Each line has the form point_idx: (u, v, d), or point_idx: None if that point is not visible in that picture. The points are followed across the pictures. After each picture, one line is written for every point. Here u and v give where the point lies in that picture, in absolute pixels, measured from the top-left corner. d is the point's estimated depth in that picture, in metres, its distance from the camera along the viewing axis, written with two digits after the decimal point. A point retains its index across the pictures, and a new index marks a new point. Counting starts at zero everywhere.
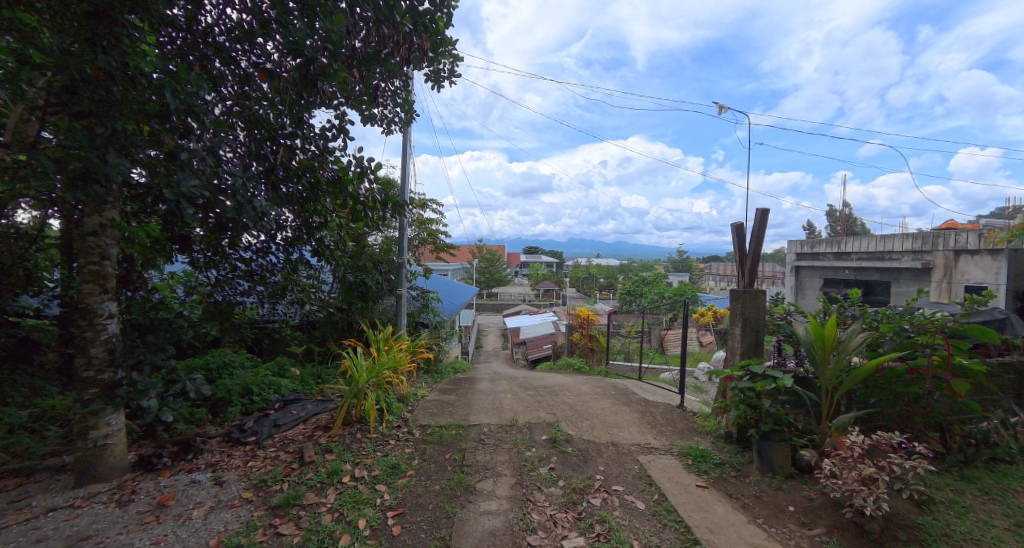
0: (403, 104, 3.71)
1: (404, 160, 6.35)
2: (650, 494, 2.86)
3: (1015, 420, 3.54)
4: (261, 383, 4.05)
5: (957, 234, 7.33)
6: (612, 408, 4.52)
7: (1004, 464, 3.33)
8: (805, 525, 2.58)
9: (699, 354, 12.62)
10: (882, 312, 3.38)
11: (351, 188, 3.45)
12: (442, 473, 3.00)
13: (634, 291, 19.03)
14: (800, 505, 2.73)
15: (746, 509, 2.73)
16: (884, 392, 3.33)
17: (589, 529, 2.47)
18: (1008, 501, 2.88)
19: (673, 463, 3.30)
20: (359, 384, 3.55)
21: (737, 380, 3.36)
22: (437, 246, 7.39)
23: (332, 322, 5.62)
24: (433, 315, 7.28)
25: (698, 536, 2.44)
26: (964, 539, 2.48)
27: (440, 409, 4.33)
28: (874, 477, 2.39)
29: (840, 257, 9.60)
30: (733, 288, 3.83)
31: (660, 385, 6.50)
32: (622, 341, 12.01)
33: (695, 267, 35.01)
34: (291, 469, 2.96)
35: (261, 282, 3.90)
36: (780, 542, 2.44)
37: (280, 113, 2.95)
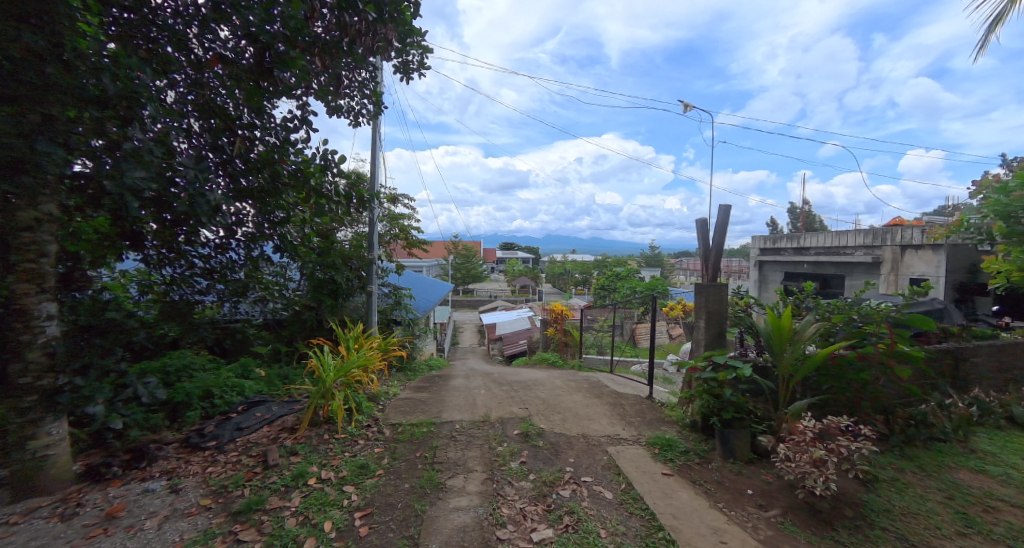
0: (371, 95, 3.64)
1: (371, 154, 6.22)
2: (618, 484, 2.97)
3: (950, 402, 3.81)
4: (223, 385, 3.95)
5: (903, 230, 7.77)
6: (583, 401, 4.64)
7: (940, 443, 3.59)
8: (763, 507, 2.72)
9: (670, 346, 13.04)
10: (833, 303, 3.65)
11: (314, 181, 3.40)
12: (412, 472, 3.01)
13: (608, 286, 19.31)
14: (759, 489, 2.89)
15: (708, 494, 2.87)
16: (836, 379, 3.53)
17: (557, 521, 2.53)
18: (940, 476, 3.13)
19: (641, 453, 3.42)
20: (326, 384, 3.52)
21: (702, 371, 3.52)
22: (409, 243, 7.30)
23: (300, 320, 5.49)
24: (405, 312, 7.20)
25: (663, 522, 2.54)
26: (903, 512, 2.69)
27: (412, 407, 4.33)
28: (824, 459, 2.56)
29: (800, 252, 10.02)
30: (698, 281, 3.98)
31: (632, 377, 6.67)
32: (596, 335, 12.24)
33: (666, 262, 35.83)
34: (253, 473, 2.92)
35: (221, 281, 3.80)
36: (739, 524, 2.57)
37: (236, 103, 2.96)
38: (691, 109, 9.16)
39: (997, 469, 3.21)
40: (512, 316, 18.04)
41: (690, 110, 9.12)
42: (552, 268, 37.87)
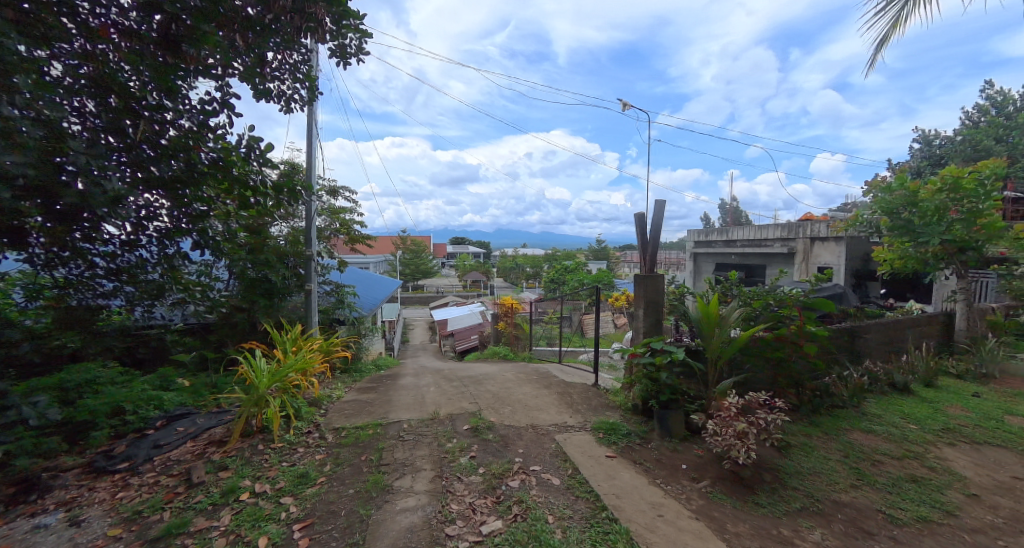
0: (302, 80, 3.56)
1: (306, 147, 6.01)
2: (565, 470, 3.08)
3: (847, 374, 4.39)
4: (137, 399, 3.73)
5: (811, 225, 8.70)
6: (533, 392, 4.86)
7: (839, 409, 4.13)
8: (695, 479, 2.96)
9: (616, 335, 13.68)
10: (753, 290, 4.12)
11: (236, 171, 3.30)
12: (357, 477, 2.96)
13: (557, 279, 19.77)
14: (692, 463, 3.15)
15: (647, 472, 3.05)
16: (755, 358, 3.95)
17: (507, 512, 2.56)
18: (840, 438, 3.60)
19: (587, 438, 3.60)
20: (259, 391, 3.45)
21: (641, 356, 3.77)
22: (351, 239, 7.15)
23: (230, 323, 5.26)
24: (350, 312, 7.02)
25: (606, 502, 2.64)
26: (809, 472, 3.09)
27: (357, 410, 4.32)
28: (747, 431, 2.85)
29: (729, 245, 10.88)
30: (636, 273, 4.28)
31: (579, 366, 7.02)
32: (546, 327, 12.61)
33: (613, 255, 37.23)
34: (174, 494, 2.78)
35: (129, 281, 3.64)
36: (675, 496, 2.76)
37: (143, 82, 2.76)
38: (629, 110, 9.60)
39: (882, 427, 3.72)
40: (464, 310, 18.06)
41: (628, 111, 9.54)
42: (503, 261, 38.13)
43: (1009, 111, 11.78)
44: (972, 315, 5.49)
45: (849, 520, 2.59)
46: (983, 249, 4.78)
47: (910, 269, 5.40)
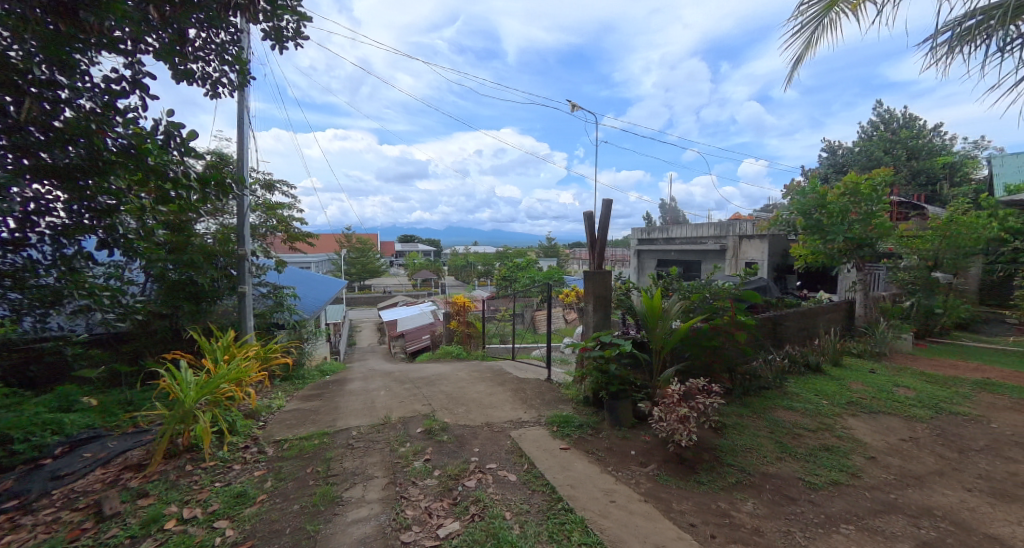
0: (231, 62, 3.39)
1: (237, 136, 5.59)
2: (521, 465, 3.12)
3: (770, 358, 4.88)
4: (32, 424, 3.17)
5: (739, 224, 9.54)
6: (487, 390, 4.99)
7: (765, 390, 4.58)
8: (644, 464, 3.09)
9: (566, 331, 14.10)
10: (692, 285, 4.48)
11: (151, 161, 3.09)
12: (302, 490, 2.78)
13: (509, 277, 19.96)
14: (640, 448, 3.31)
15: (599, 461, 3.16)
16: (694, 347, 4.21)
17: (464, 512, 2.50)
18: (767, 415, 3.97)
19: (542, 432, 3.73)
20: (186, 406, 3.19)
21: (591, 350, 4.04)
22: (290, 237, 6.84)
23: (148, 332, 5.02)
24: (290, 315, 6.82)
25: (562, 493, 2.68)
26: (745, 447, 3.32)
27: (300, 419, 4.22)
28: (688, 415, 2.98)
29: (669, 242, 11.57)
30: (586, 269, 4.51)
31: (530, 362, 7.26)
32: (499, 325, 12.79)
33: (562, 252, 38.11)
34: (81, 531, 2.39)
35: (19, 289, 3.23)
36: (626, 481, 2.86)
37: (32, 57, 2.56)
38: (576, 110, 9.88)
39: (800, 405, 4.16)
40: (414, 311, 17.81)
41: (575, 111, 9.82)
42: (454, 259, 37.93)
43: (902, 122, 13.41)
44: (868, 302, 6.30)
45: (775, 488, 2.77)
46: (878, 246, 5.46)
47: (820, 263, 6.06)
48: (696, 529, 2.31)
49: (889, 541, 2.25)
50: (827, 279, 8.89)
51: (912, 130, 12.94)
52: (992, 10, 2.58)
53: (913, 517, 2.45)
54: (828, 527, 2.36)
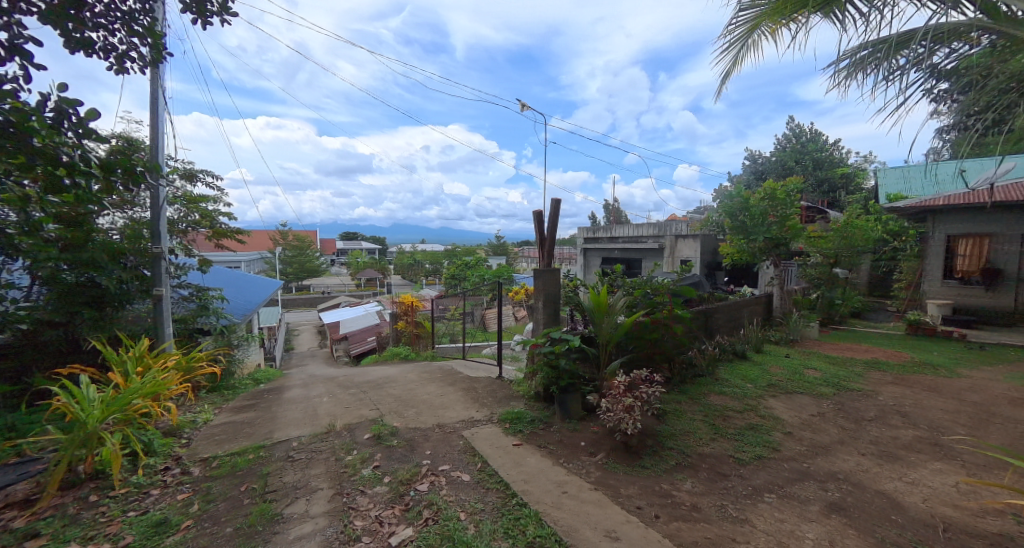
0: (141, 35, 2.89)
1: (151, 116, 4.78)
2: (474, 464, 3.13)
3: (704, 348, 5.30)
4: None
5: (673, 225, 10.21)
6: (437, 392, 5.02)
7: (699, 378, 4.98)
8: (593, 455, 3.23)
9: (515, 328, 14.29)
10: (635, 282, 4.77)
11: (36, 142, 2.22)
12: (236, 511, 2.60)
13: (457, 275, 19.83)
14: (590, 439, 3.46)
15: (551, 455, 3.25)
16: (637, 340, 4.49)
17: (417, 518, 2.48)
18: (701, 401, 4.32)
19: (494, 430, 3.77)
20: (90, 426, 2.83)
21: (542, 346, 4.19)
22: (215, 232, 6.12)
23: (35, 343, 4.16)
24: (217, 320, 6.10)
25: (516, 489, 2.72)
26: (683, 431, 3.59)
27: (232, 434, 3.84)
28: (633, 405, 3.17)
29: (612, 241, 12.09)
30: (537, 267, 4.68)
31: (481, 361, 7.35)
32: (448, 324, 12.75)
33: (511, 250, 38.47)
34: None
35: None
36: (576, 472, 2.98)
37: None
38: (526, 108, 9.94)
39: (728, 389, 4.61)
40: (358, 312, 17.22)
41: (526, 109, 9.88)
42: (401, 258, 37.09)
43: (811, 134, 14.96)
44: (783, 295, 7.07)
45: (710, 467, 3.02)
46: (791, 245, 6.11)
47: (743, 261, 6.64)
48: (642, 511, 2.45)
49: (803, 503, 2.52)
50: (751, 274, 9.74)
51: (819, 142, 14.51)
52: (882, 44, 2.67)
53: (820, 481, 2.77)
54: (755, 497, 2.61)
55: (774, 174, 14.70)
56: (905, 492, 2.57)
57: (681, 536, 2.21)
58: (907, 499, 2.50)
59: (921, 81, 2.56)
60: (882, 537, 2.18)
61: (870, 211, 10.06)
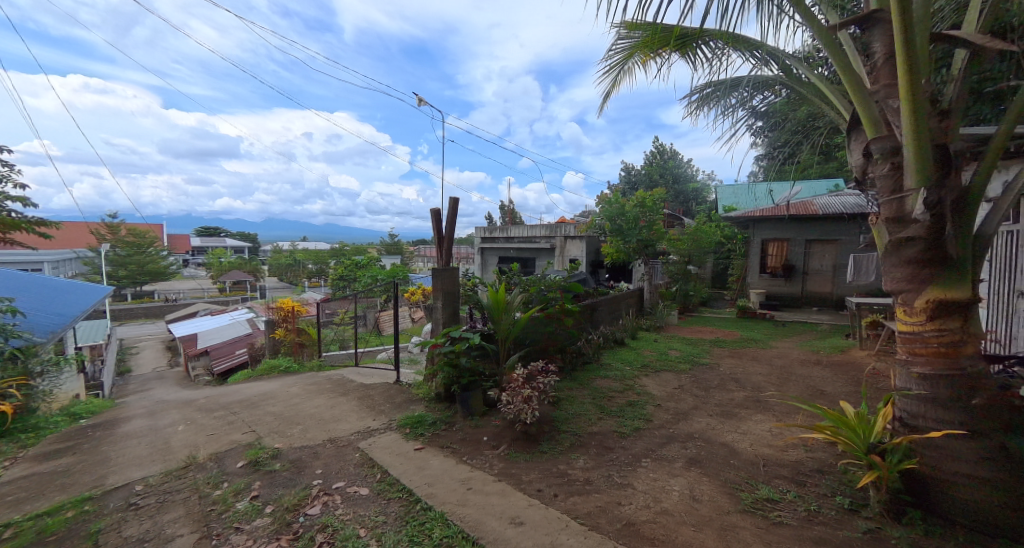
0: None
1: None
2: (373, 476, 3.05)
3: (589, 339, 5.91)
4: None
5: (564, 226, 11.13)
6: (327, 404, 4.74)
7: (587, 364, 5.56)
8: (495, 447, 3.40)
9: (410, 330, 13.99)
10: (530, 280, 5.16)
11: None
12: None
13: (344, 277, 18.39)
14: (491, 433, 3.60)
15: (454, 453, 3.33)
16: (534, 334, 4.83)
17: (310, 543, 2.36)
18: (589, 385, 4.84)
19: (394, 437, 3.70)
20: None
21: (441, 346, 4.29)
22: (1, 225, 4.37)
23: None
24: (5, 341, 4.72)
25: (420, 493, 2.73)
26: (575, 414, 4.01)
27: (35, 490, 3.08)
28: (531, 395, 3.41)
29: (508, 240, 12.59)
30: (435, 267, 4.78)
31: (375, 366, 7.12)
32: (335, 329, 12.00)
33: (405, 249, 37.37)
34: None
35: None
36: (479, 467, 3.10)
37: None
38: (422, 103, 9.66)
39: (610, 372, 5.24)
40: (222, 322, 15.08)
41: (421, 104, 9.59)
42: (279, 258, 33.66)
43: (670, 152, 17.31)
44: (651, 290, 8.18)
45: (598, 443, 3.40)
46: (657, 247, 7.12)
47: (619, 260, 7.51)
48: (542, 493, 2.66)
49: (671, 462, 3.01)
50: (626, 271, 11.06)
51: (676, 160, 16.86)
52: (721, 85, 3.31)
53: (682, 442, 3.37)
54: (636, 462, 3.04)
55: (643, 185, 16.64)
56: (739, 440, 3.28)
57: (577, 508, 2.45)
58: (740, 445, 3.20)
59: (746, 118, 3.28)
60: (727, 479, 2.70)
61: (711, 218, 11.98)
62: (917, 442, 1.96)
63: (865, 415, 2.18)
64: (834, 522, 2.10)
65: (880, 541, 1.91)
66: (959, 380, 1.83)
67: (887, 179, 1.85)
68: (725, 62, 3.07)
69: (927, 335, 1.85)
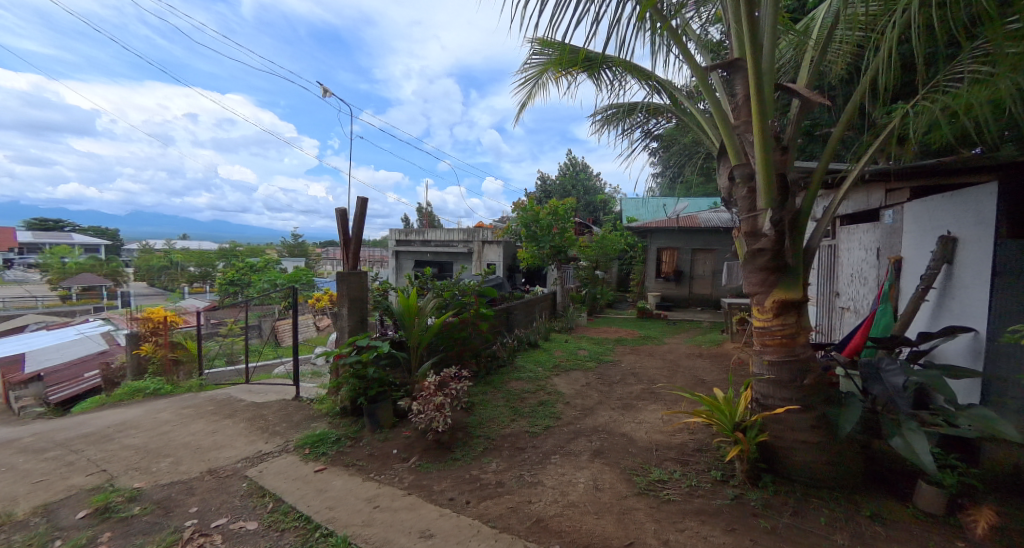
0: None
1: None
2: (264, 507, 2.76)
3: (502, 343, 6.07)
4: None
5: (482, 231, 11.31)
6: (206, 429, 4.15)
7: (502, 366, 5.71)
8: (405, 458, 3.31)
9: (312, 340, 12.96)
10: (443, 284, 5.17)
11: None
12: None
13: (235, 279, 15.57)
14: (401, 445, 3.50)
15: (360, 471, 3.18)
16: (447, 339, 4.85)
17: None
18: (503, 388, 4.97)
19: (292, 460, 3.40)
20: None
21: (346, 356, 3.97)
22: None
23: None
24: None
25: (318, 519, 2.55)
26: (488, 418, 4.10)
27: None
28: (443, 403, 3.38)
29: (424, 244, 12.40)
30: (340, 270, 4.54)
31: (272, 381, 6.50)
32: (221, 341, 10.68)
33: (310, 251, 34.83)
34: None
35: None
36: (388, 482, 3.01)
37: None
38: (328, 93, 9.03)
39: (524, 374, 5.44)
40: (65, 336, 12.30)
41: (328, 94, 8.96)
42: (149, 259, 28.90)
43: (581, 165, 18.31)
44: (564, 293, 8.68)
45: (511, 444, 3.52)
46: (568, 252, 7.57)
47: (534, 265, 7.81)
48: (454, 501, 2.68)
49: (577, 456, 3.24)
50: (541, 276, 11.51)
51: (586, 173, 17.90)
52: (621, 107, 3.69)
53: (588, 436, 3.63)
54: (546, 459, 3.22)
55: (557, 195, 17.41)
56: (636, 430, 3.64)
57: (488, 512, 2.52)
58: (637, 434, 3.55)
59: (642, 139, 3.70)
60: (625, 466, 2.98)
61: (616, 228, 12.91)
62: (768, 417, 2.36)
63: (731, 398, 2.55)
64: (709, 493, 2.45)
65: (742, 504, 2.27)
66: (797, 364, 2.26)
67: (744, 200, 2.24)
68: (624, 87, 3.42)
69: (773, 328, 2.26)
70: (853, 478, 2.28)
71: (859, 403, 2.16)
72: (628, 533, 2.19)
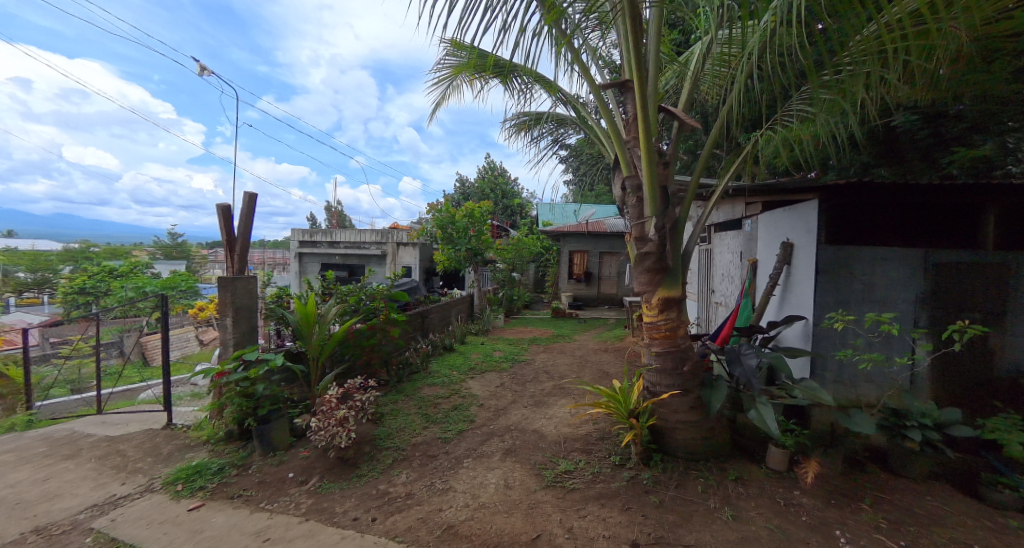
0: None
1: None
2: None
3: (415, 349, 5.93)
4: None
5: (396, 233, 11.03)
6: (34, 477, 3.48)
7: (414, 373, 5.59)
8: (303, 481, 3.10)
9: (194, 356, 11.47)
10: (348, 290, 4.88)
11: None
12: None
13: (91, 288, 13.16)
14: (298, 468, 3.26)
15: (247, 502, 2.91)
16: (353, 348, 4.55)
17: None
18: (415, 396, 4.87)
19: (158, 500, 3.02)
20: None
21: (230, 373, 3.58)
22: None
23: None
24: None
25: None
26: (397, 427, 3.99)
27: None
28: (346, 416, 3.22)
29: (333, 246, 11.73)
30: (223, 276, 4.08)
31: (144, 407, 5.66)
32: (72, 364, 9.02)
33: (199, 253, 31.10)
34: None
35: None
36: (281, 510, 2.79)
37: None
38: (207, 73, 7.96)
39: (438, 379, 5.37)
40: None
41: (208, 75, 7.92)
42: None
43: (499, 168, 18.57)
44: (480, 295, 8.69)
45: (422, 452, 3.47)
46: (485, 255, 7.62)
47: (450, 268, 7.74)
48: (357, 521, 2.57)
49: (488, 457, 3.29)
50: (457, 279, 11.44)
51: (502, 176, 18.16)
52: (530, 115, 3.80)
53: (501, 436, 3.70)
54: (457, 464, 3.22)
55: (474, 197, 17.44)
56: (547, 425, 3.79)
57: (395, 527, 2.47)
58: (547, 429, 3.70)
59: (551, 146, 3.85)
60: (535, 461, 3.09)
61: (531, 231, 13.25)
62: (656, 402, 2.60)
63: (626, 389, 2.75)
64: (609, 477, 2.63)
65: (636, 484, 2.47)
66: (678, 353, 2.52)
67: (633, 207, 2.46)
68: (531, 96, 3.54)
69: (658, 322, 2.50)
70: (722, 448, 2.60)
71: (725, 384, 2.51)
72: (535, 526, 2.27)
